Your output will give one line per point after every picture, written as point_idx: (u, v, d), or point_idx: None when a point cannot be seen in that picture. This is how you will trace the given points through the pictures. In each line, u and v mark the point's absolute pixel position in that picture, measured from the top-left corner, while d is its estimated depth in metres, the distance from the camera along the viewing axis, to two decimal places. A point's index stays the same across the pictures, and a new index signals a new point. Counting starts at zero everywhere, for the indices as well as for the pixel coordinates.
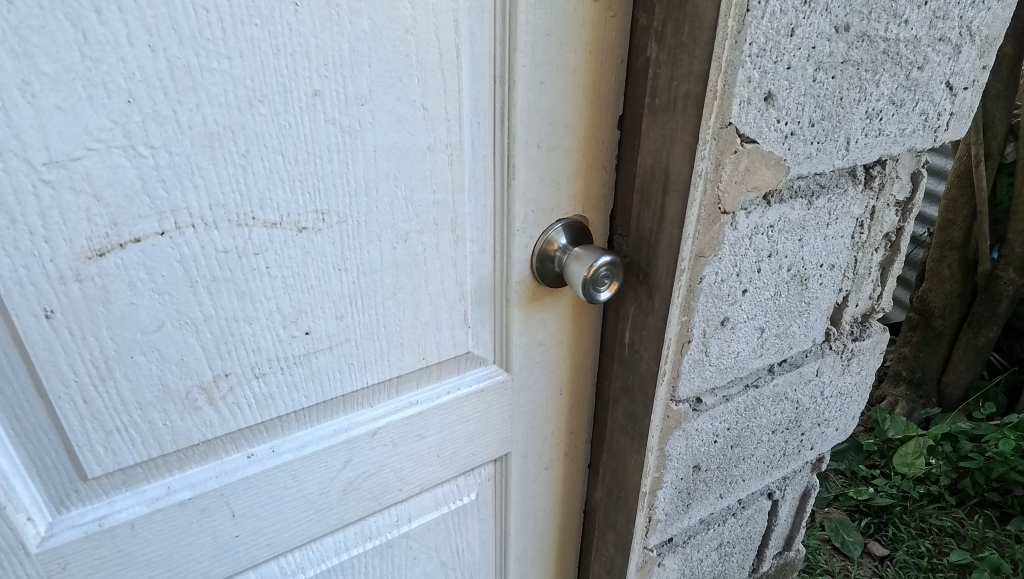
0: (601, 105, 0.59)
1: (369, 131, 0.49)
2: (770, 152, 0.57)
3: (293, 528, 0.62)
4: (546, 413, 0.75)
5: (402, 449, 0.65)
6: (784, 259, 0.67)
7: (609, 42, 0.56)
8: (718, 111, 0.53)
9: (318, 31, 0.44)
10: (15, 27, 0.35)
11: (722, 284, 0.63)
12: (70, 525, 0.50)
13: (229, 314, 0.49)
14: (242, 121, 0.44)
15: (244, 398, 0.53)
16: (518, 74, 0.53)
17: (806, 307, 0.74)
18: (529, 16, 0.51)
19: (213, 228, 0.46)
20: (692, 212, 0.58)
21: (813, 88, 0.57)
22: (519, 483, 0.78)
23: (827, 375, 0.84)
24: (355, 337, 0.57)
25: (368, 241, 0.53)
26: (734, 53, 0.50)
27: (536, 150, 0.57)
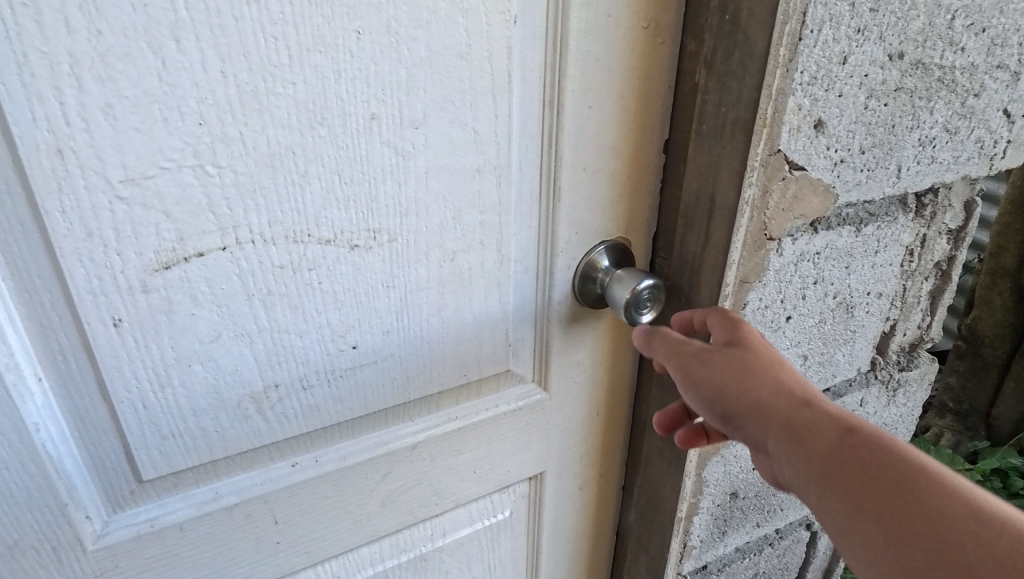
0: (648, 129, 0.59)
1: (422, 153, 0.50)
2: (818, 179, 0.57)
3: (331, 538, 0.63)
4: (582, 433, 0.75)
5: (440, 464, 0.66)
6: (830, 287, 0.66)
7: (657, 68, 0.57)
8: (766, 138, 0.53)
9: (378, 57, 0.46)
10: (102, 54, 0.38)
11: (766, 309, 0.63)
12: (124, 524, 0.52)
13: (282, 327, 0.51)
14: (303, 143, 0.46)
15: (291, 409, 0.55)
16: (567, 98, 0.54)
17: (852, 335, 0.73)
18: (580, 43, 0.52)
19: (271, 244, 0.48)
20: (737, 238, 0.57)
21: (864, 116, 0.56)
22: (552, 502, 0.78)
23: (872, 405, 0.82)
24: (399, 352, 0.58)
25: (416, 260, 0.54)
26: (785, 81, 0.50)
27: (581, 172, 0.58)
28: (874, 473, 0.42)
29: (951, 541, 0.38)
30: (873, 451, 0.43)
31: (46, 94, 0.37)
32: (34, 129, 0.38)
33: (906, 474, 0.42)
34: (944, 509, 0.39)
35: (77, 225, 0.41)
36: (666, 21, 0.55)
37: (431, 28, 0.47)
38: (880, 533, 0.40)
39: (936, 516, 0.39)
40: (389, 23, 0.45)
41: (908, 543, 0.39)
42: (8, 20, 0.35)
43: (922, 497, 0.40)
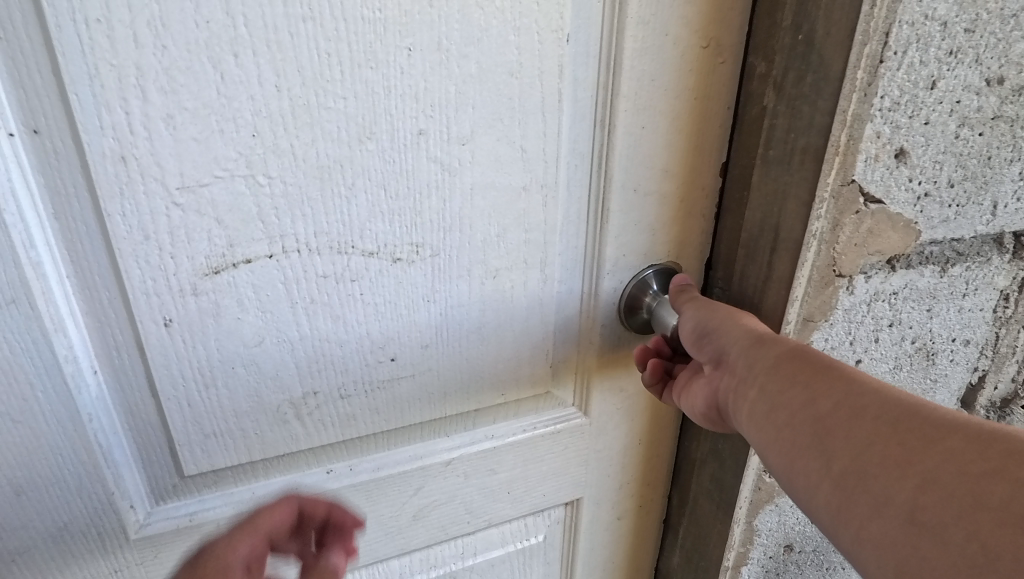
0: (702, 151, 0.57)
1: (469, 169, 0.50)
2: (899, 214, 0.52)
3: (363, 548, 0.62)
4: (623, 461, 0.72)
5: (474, 483, 0.64)
6: (907, 330, 0.61)
7: (717, 88, 0.55)
8: (839, 167, 0.48)
9: (428, 74, 0.46)
10: (166, 67, 0.39)
11: (832, 351, 0.58)
12: (165, 516, 0.54)
13: (324, 335, 0.52)
14: (351, 156, 0.46)
15: (328, 416, 0.55)
16: (620, 118, 0.52)
17: (932, 385, 0.67)
18: (637, 62, 0.51)
19: (316, 254, 0.48)
20: (802, 273, 0.53)
21: (954, 146, 0.51)
22: (588, 530, 0.75)
23: None
24: (438, 366, 0.58)
25: (458, 275, 0.54)
26: (863, 106, 0.46)
27: (632, 195, 0.56)
28: (812, 361, 0.48)
29: (856, 410, 0.43)
30: (812, 355, 0.49)
31: (114, 104, 0.39)
32: (101, 137, 0.40)
33: (837, 368, 0.46)
34: (854, 388, 0.44)
35: (135, 228, 0.43)
36: (729, 41, 0.53)
37: (481, 46, 0.46)
38: (805, 413, 0.46)
39: (847, 393, 0.44)
40: (440, 40, 0.45)
41: (826, 402, 0.45)
42: (83, 35, 0.37)
43: (844, 383, 0.45)
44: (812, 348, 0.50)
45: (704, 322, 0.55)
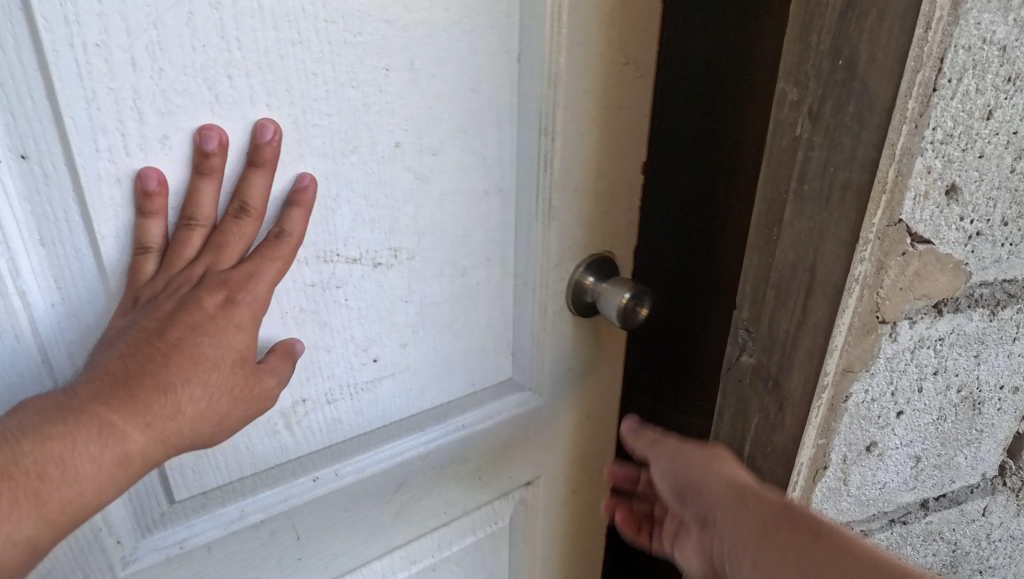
0: (631, 149, 0.56)
1: (439, 180, 0.48)
2: (948, 255, 0.47)
3: (349, 552, 0.58)
4: (577, 438, 0.69)
5: (449, 474, 0.61)
6: (953, 378, 0.56)
7: (641, 85, 0.53)
8: (886, 206, 0.44)
9: (404, 90, 0.44)
10: (162, 90, 0.37)
11: (872, 404, 0.53)
12: (154, 547, 0.48)
13: (309, 343, 0.47)
14: (334, 168, 0.43)
15: (317, 424, 0.51)
16: (555, 119, 0.50)
17: (978, 435, 0.61)
18: (569, 65, 0.49)
19: (303, 263, 0.45)
20: (842, 320, 0.48)
21: (1010, 181, 0.46)
22: (547, 512, 0.71)
23: (996, 514, 0.70)
24: (415, 364, 0.54)
25: (433, 273, 0.51)
26: (913, 139, 0.41)
27: (571, 193, 0.54)
28: (797, 516, 0.42)
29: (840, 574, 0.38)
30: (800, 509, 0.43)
31: (109, 127, 0.37)
32: (96, 159, 0.37)
33: (824, 530, 0.41)
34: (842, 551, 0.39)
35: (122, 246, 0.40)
36: (644, 46, 0.52)
37: (448, 66, 0.45)
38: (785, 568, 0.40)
39: (831, 557, 0.39)
40: (414, 60, 0.44)
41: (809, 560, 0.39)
42: (80, 58, 0.34)
43: (830, 547, 0.39)
44: (803, 507, 0.44)
45: (681, 478, 0.52)
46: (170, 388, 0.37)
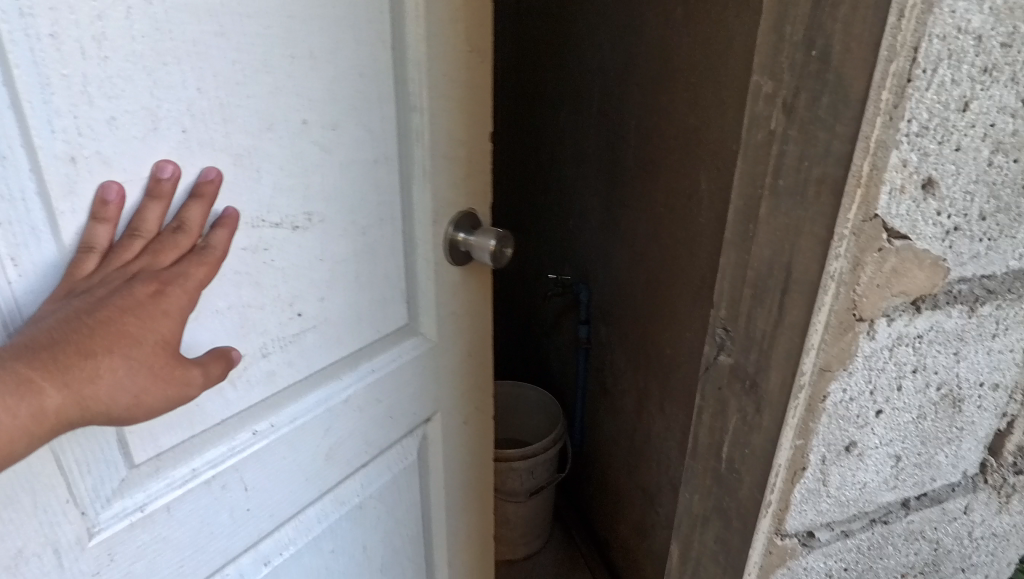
0: (477, 129, 0.77)
1: (340, 149, 0.62)
2: (925, 251, 0.46)
3: (289, 498, 0.70)
4: (462, 373, 0.89)
5: (367, 415, 0.76)
6: (932, 376, 0.55)
7: (478, 83, 0.75)
8: (861, 201, 0.42)
9: (308, 76, 0.57)
10: (109, 75, 0.45)
11: (850, 403, 0.52)
12: (115, 517, 0.53)
13: (247, 301, 0.58)
14: (258, 145, 0.55)
15: (255, 377, 0.61)
16: (423, 101, 0.69)
17: (958, 434, 0.61)
18: (428, 64, 0.68)
19: (239, 230, 0.55)
20: (818, 318, 0.47)
21: (987, 174, 0.45)
22: (445, 441, 0.91)
23: (978, 512, 0.70)
24: (329, 318, 0.67)
25: (338, 233, 0.65)
26: (887, 131, 0.40)
27: (437, 159, 0.73)
28: None
29: None
30: None
31: (63, 110, 0.43)
32: (53, 139, 0.43)
33: None
34: None
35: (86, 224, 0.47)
36: (481, 48, 0.73)
37: (338, 54, 0.59)
38: None
39: None
40: (312, 52, 0.57)
41: None
42: (35, 48, 0.41)
43: None
44: None
45: None
46: (93, 355, 0.44)
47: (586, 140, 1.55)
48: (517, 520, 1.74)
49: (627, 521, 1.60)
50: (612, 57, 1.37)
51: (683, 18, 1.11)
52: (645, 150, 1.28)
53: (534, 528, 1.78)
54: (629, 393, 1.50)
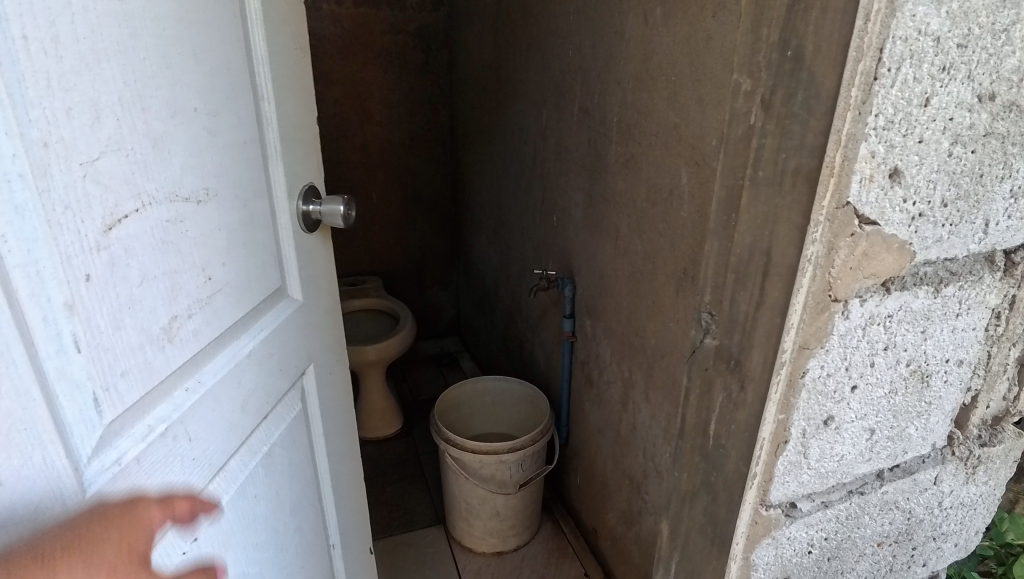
0: (306, 117, 0.92)
1: (222, 133, 0.71)
2: (893, 236, 0.50)
3: (222, 448, 0.73)
4: (323, 327, 1.00)
5: (265, 369, 0.83)
6: (902, 353, 0.59)
7: (303, 80, 0.90)
8: (834, 189, 0.46)
9: (193, 72, 0.66)
10: (65, 71, 0.49)
11: (828, 379, 0.55)
12: (98, 471, 0.55)
13: (169, 266, 0.63)
14: (167, 129, 0.62)
15: (186, 333, 0.67)
16: (271, 92, 0.82)
17: (927, 408, 0.65)
18: (271, 60, 0.81)
19: (159, 203, 0.61)
20: (797, 300, 0.51)
21: (948, 164, 0.49)
22: (321, 391, 1.01)
23: (947, 483, 0.75)
24: (226, 280, 0.74)
25: (229, 206, 0.74)
26: (857, 126, 0.44)
27: (286, 139, 0.86)
28: None
29: None
30: None
31: (35, 102, 0.47)
32: (31, 127, 0.46)
33: None
34: None
35: (62, 204, 0.50)
36: (302, 50, 0.89)
37: (211, 54, 0.69)
38: None
39: None
40: (193, 51, 0.65)
41: None
42: (13, 50, 0.45)
43: None
44: None
45: None
46: (55, 565, 0.40)
47: (569, 137, 1.58)
48: (507, 512, 1.77)
49: (614, 509, 1.64)
50: (592, 56, 1.40)
51: (662, 19, 1.14)
52: (626, 147, 1.32)
53: (523, 519, 1.81)
54: (614, 385, 1.53)
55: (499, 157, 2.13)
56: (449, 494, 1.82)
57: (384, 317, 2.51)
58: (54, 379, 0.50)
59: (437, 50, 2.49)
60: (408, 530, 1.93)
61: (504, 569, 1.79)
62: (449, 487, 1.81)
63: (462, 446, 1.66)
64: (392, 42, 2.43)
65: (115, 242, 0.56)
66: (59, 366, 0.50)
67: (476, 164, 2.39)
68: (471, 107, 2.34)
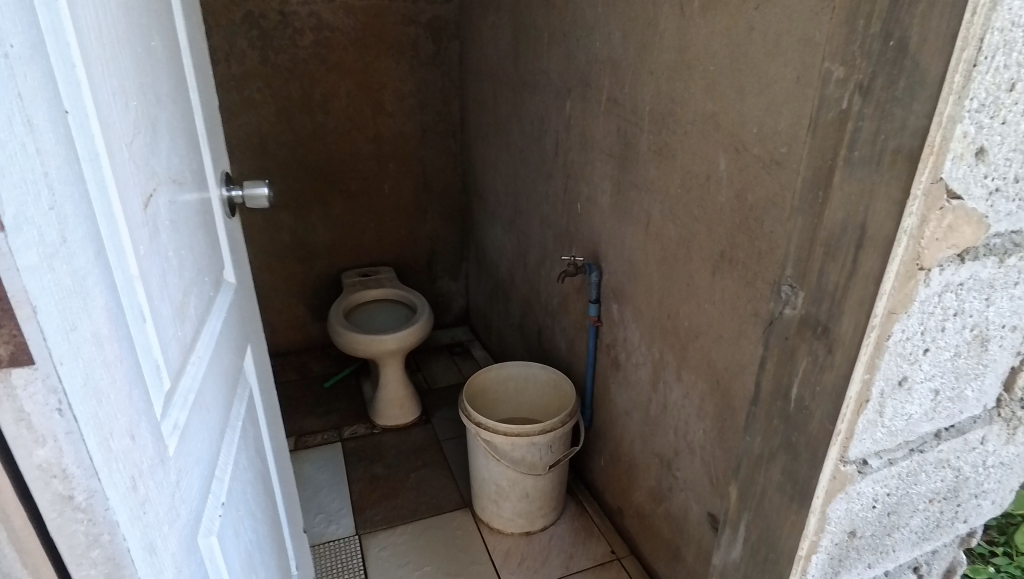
0: (210, 114, 1.09)
1: (176, 125, 0.85)
2: (973, 209, 0.55)
3: (222, 418, 0.88)
4: (247, 305, 1.17)
5: (228, 346, 0.98)
6: (968, 319, 0.64)
7: (205, 82, 1.07)
8: (932, 166, 0.51)
9: (158, 70, 0.79)
10: (108, 60, 0.61)
11: (906, 341, 0.61)
12: (170, 431, 0.67)
13: (172, 239, 0.76)
14: (156, 118, 0.75)
15: (188, 307, 0.81)
16: (192, 89, 0.97)
17: (982, 370, 0.70)
18: (190, 65, 0.97)
19: (160, 183, 0.74)
20: (892, 268, 0.56)
21: (1022, 144, 0.55)
22: (255, 363, 1.17)
23: (992, 443, 0.81)
24: (197, 263, 0.88)
25: (189, 189, 0.88)
26: (957, 108, 0.50)
27: (206, 132, 1.03)
28: None
29: None
30: None
31: (101, 88, 0.58)
32: (105, 110, 0.58)
33: None
34: None
35: (122, 175, 0.61)
36: (200, 55, 1.06)
37: (163, 55, 0.82)
38: None
39: None
40: (154, 50, 0.78)
41: None
42: (87, 44, 0.56)
43: None
44: None
45: None
46: None
47: (595, 127, 1.63)
48: (535, 492, 1.82)
49: (641, 488, 1.70)
50: (623, 48, 1.45)
51: (700, 11, 1.19)
52: (659, 135, 1.36)
53: (550, 500, 1.86)
54: (643, 366, 1.59)
55: (516, 148, 2.16)
56: (478, 477, 1.87)
57: (400, 307, 2.54)
58: (135, 338, 0.61)
59: (448, 42, 2.51)
60: (436, 514, 1.98)
61: (533, 549, 1.84)
62: (477, 470, 1.86)
63: (493, 429, 1.71)
64: (404, 33, 2.44)
65: (149, 217, 0.69)
66: (136, 329, 0.61)
67: (489, 155, 2.43)
68: (484, 99, 2.37)
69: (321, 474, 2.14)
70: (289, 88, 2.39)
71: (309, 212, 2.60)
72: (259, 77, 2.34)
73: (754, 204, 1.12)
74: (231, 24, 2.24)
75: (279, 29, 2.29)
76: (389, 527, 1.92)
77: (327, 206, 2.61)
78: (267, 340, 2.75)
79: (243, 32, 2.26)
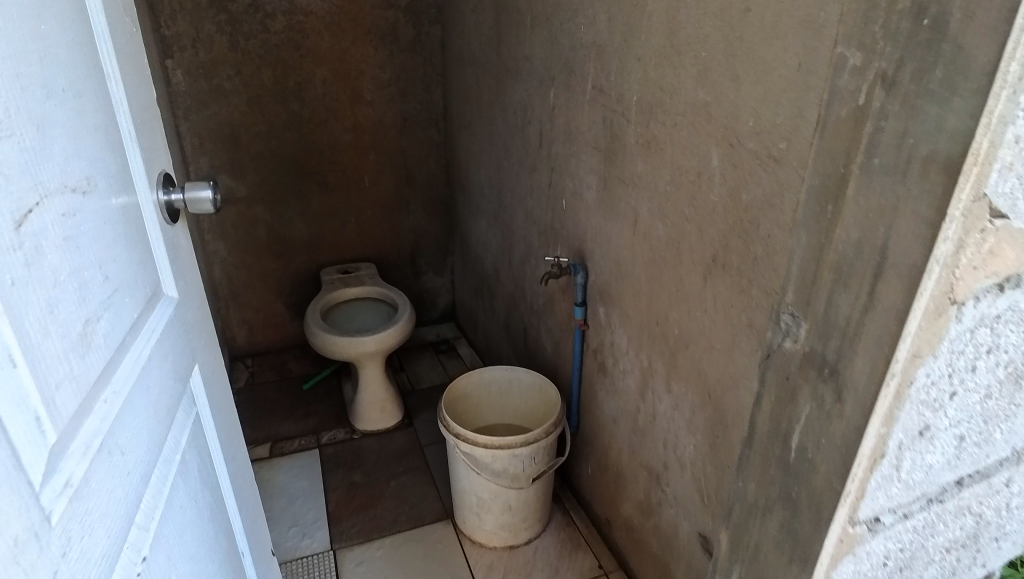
0: (147, 102, 0.97)
1: (87, 120, 0.73)
2: (1020, 228, 0.49)
3: (149, 457, 0.77)
4: (196, 318, 1.06)
5: (164, 370, 0.87)
6: (1002, 356, 0.55)
7: (140, 67, 0.95)
8: (976, 178, 0.45)
9: (57, 58, 0.67)
10: None
11: (931, 386, 0.53)
12: (54, 494, 0.56)
13: (71, 257, 0.65)
14: (48, 117, 0.63)
15: (99, 334, 0.69)
16: (115, 78, 0.85)
17: (1013, 411, 0.60)
18: (113, 48, 0.85)
19: (53, 192, 0.62)
20: (920, 305, 0.48)
21: None
22: (206, 382, 1.06)
23: (1016, 484, 0.70)
24: (117, 281, 0.76)
25: (106, 195, 0.76)
26: (1010, 106, 0.43)
27: (139, 124, 0.91)
28: None
29: None
30: None
31: None
32: None
33: None
34: None
35: None
36: (133, 34, 0.94)
37: (68, 40, 0.70)
38: None
39: None
40: (52, 35, 0.66)
41: None
42: None
43: None
44: None
45: None
46: None
47: (580, 117, 1.51)
48: (519, 505, 1.73)
49: (629, 499, 1.61)
50: (609, 31, 1.33)
51: None
52: (647, 127, 1.25)
53: (534, 512, 1.77)
54: (630, 374, 1.49)
55: (499, 138, 2.05)
56: (458, 489, 1.77)
57: (383, 306, 2.43)
58: None
59: (429, 26, 2.38)
60: (415, 526, 1.88)
61: (515, 564, 1.75)
62: (456, 481, 1.77)
63: (473, 441, 1.61)
64: (382, 17, 2.31)
65: (28, 238, 0.57)
66: None
67: (473, 146, 2.31)
68: (467, 86, 2.24)
69: (297, 482, 2.04)
70: (261, 75, 2.26)
71: (286, 206, 2.48)
72: (228, 64, 2.20)
73: (750, 203, 1.01)
74: (196, 7, 2.10)
75: (249, 12, 2.16)
76: (365, 541, 1.82)
77: (303, 199, 2.49)
78: (244, 339, 2.64)
79: (210, 16, 2.12)
